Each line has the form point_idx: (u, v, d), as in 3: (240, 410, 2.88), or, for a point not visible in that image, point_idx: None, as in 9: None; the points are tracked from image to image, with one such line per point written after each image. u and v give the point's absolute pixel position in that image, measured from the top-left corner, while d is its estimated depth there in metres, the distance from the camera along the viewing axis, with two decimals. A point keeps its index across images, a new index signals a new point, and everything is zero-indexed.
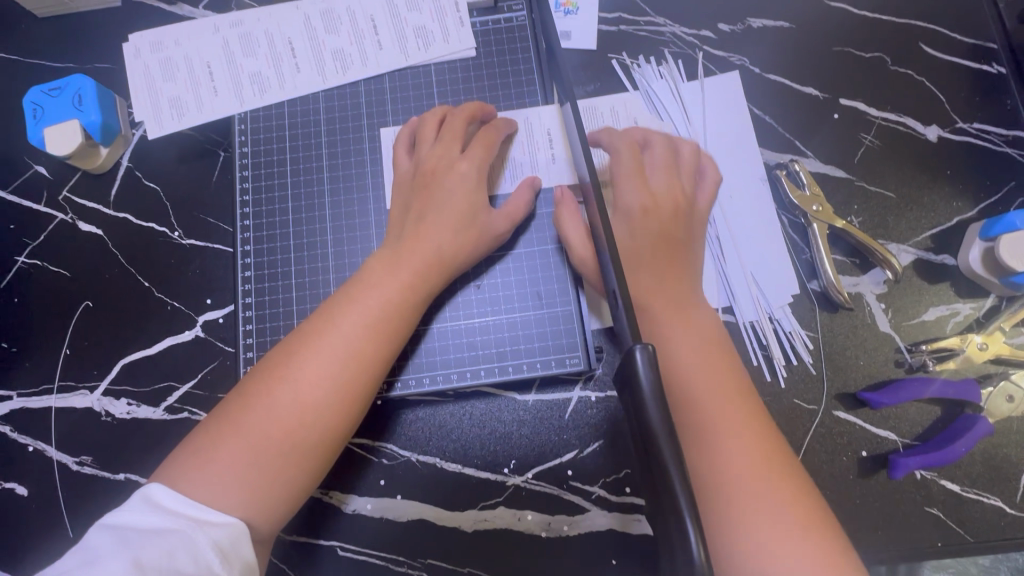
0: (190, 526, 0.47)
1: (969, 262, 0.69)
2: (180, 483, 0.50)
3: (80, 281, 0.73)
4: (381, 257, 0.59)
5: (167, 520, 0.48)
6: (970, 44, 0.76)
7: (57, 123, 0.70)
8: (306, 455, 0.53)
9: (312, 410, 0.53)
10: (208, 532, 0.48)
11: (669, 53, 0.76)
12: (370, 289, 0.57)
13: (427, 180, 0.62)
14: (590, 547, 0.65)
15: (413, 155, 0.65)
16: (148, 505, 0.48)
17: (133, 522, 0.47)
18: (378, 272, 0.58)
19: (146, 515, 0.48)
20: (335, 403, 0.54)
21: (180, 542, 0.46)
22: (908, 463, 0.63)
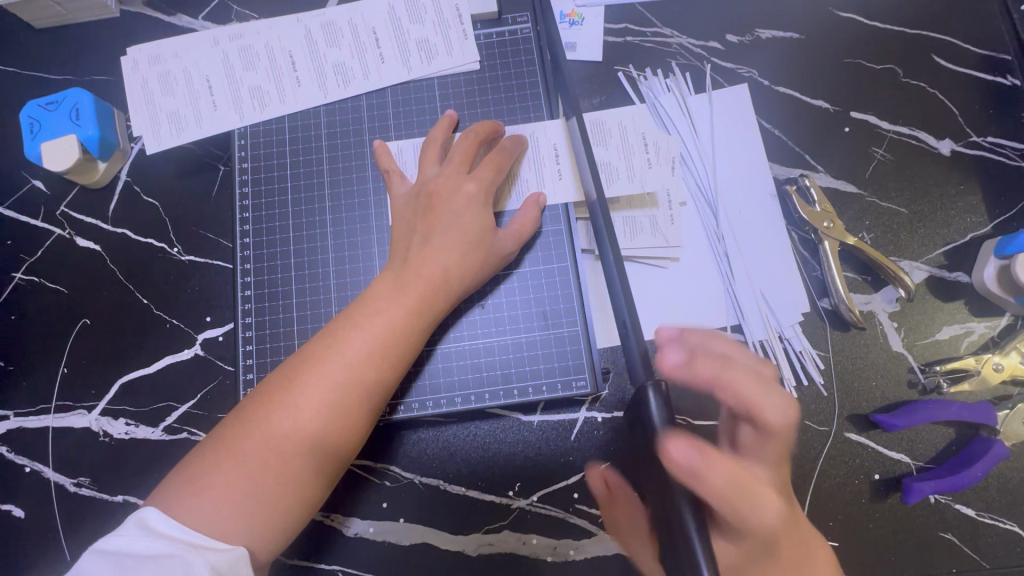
0: (187, 550, 0.46)
1: (984, 280, 0.67)
2: (177, 509, 0.49)
3: (78, 298, 0.72)
4: (385, 279, 0.58)
5: (165, 545, 0.46)
6: (983, 55, 0.74)
7: (54, 138, 0.69)
8: (305, 483, 0.52)
9: (312, 437, 0.52)
10: (205, 556, 0.46)
11: (677, 65, 0.75)
12: (374, 312, 0.56)
13: (432, 200, 0.60)
14: (597, 572, 0.64)
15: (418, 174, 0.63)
16: (145, 529, 0.47)
17: (129, 546, 0.46)
18: (382, 294, 0.57)
19: (142, 540, 0.47)
20: (337, 430, 0.53)
21: (177, 565, 0.45)
22: (922, 488, 0.62)
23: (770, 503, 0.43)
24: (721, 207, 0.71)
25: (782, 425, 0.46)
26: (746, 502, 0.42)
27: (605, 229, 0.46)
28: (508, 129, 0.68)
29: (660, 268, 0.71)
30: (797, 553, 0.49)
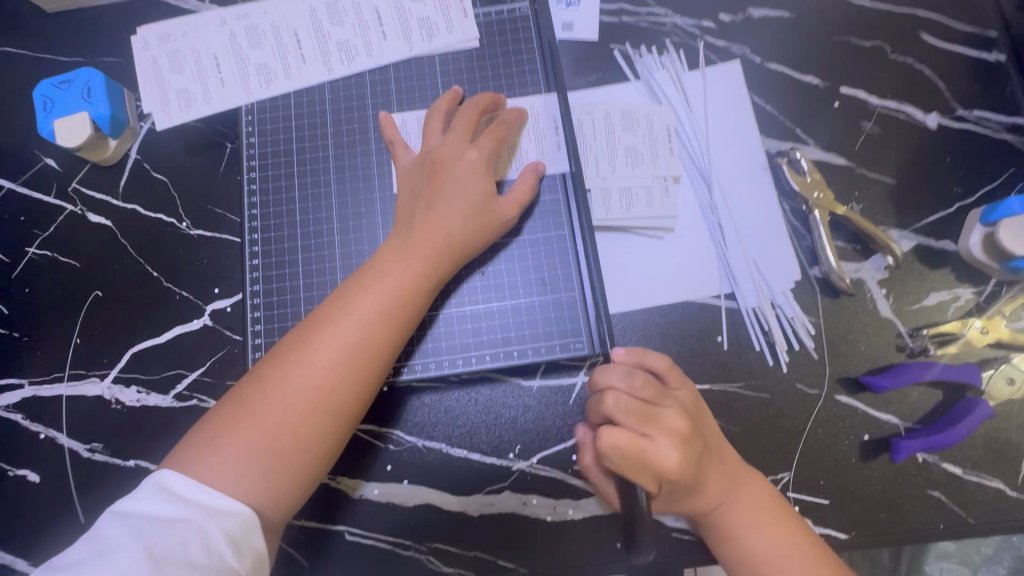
0: (202, 516, 0.48)
1: (970, 248, 0.69)
2: (197, 467, 0.51)
3: (90, 271, 0.74)
4: (391, 244, 0.60)
5: (179, 509, 0.48)
6: (970, 31, 0.76)
7: (66, 115, 0.71)
8: (320, 440, 0.54)
9: (326, 395, 0.54)
10: (219, 523, 0.48)
11: (671, 43, 0.77)
12: (382, 275, 0.58)
13: (436, 167, 0.62)
14: (595, 532, 0.66)
15: (422, 145, 0.65)
16: (161, 491, 0.49)
17: (147, 508, 0.48)
18: (390, 257, 0.59)
19: (159, 502, 0.48)
20: (348, 388, 0.55)
21: (191, 531, 0.47)
22: (910, 446, 0.64)
23: (676, 457, 0.51)
24: (714, 179, 0.73)
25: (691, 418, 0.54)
26: (658, 466, 0.51)
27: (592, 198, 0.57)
28: (508, 102, 0.70)
29: (656, 239, 0.73)
30: (737, 478, 0.57)
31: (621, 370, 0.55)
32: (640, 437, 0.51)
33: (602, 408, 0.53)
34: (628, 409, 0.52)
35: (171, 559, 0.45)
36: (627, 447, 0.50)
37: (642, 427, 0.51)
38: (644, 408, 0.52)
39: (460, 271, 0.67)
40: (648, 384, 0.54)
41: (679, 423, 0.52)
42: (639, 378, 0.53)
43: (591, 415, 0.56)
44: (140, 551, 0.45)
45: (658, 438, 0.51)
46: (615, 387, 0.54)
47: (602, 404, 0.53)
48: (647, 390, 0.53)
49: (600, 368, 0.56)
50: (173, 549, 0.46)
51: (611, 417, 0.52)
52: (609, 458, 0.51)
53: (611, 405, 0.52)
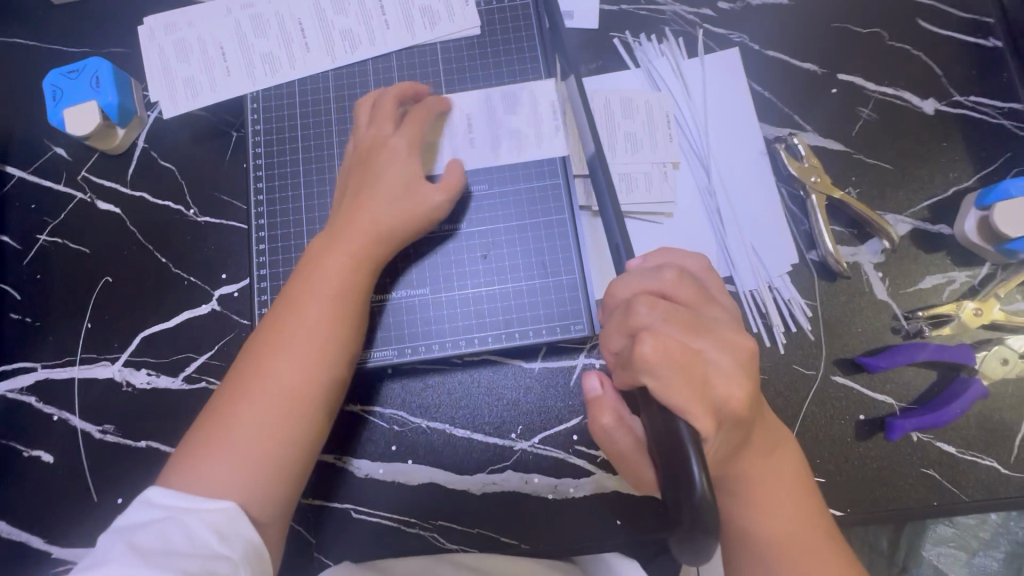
0: (181, 512, 0.49)
1: (965, 232, 0.70)
2: (178, 479, 0.52)
3: (100, 257, 0.75)
4: (322, 238, 0.62)
5: (163, 511, 0.49)
6: (967, 18, 0.77)
7: (76, 104, 0.72)
8: (301, 424, 0.55)
9: (297, 382, 0.55)
10: (200, 515, 0.49)
11: (670, 31, 0.78)
12: (317, 267, 0.59)
13: (364, 157, 0.64)
14: (596, 510, 0.67)
15: (353, 135, 0.67)
16: (142, 501, 0.50)
17: (128, 518, 0.49)
18: (322, 253, 0.60)
19: (140, 510, 0.49)
20: (313, 371, 0.56)
21: (177, 527, 0.48)
22: (904, 425, 0.65)
23: (738, 381, 0.44)
24: (713, 164, 0.74)
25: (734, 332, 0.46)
26: (716, 389, 0.43)
27: (605, 184, 0.57)
28: (509, 88, 0.70)
29: (655, 224, 0.74)
30: (768, 434, 0.52)
31: (649, 271, 0.48)
32: (690, 349, 0.43)
33: (638, 316, 0.44)
34: (669, 314, 0.44)
35: (156, 550, 0.46)
36: (675, 358, 0.42)
37: (686, 333, 0.44)
38: (683, 311, 0.45)
39: (447, 256, 0.68)
40: (686, 282, 0.47)
41: (737, 340, 0.45)
42: (672, 272, 0.47)
43: (612, 335, 0.47)
44: (125, 549, 0.46)
45: (712, 352, 0.44)
46: (644, 289, 0.47)
47: (635, 311, 0.44)
48: (686, 291, 0.46)
49: (621, 276, 0.49)
50: (156, 542, 0.47)
51: (648, 327, 0.44)
52: (657, 371, 0.41)
53: (645, 310, 0.44)
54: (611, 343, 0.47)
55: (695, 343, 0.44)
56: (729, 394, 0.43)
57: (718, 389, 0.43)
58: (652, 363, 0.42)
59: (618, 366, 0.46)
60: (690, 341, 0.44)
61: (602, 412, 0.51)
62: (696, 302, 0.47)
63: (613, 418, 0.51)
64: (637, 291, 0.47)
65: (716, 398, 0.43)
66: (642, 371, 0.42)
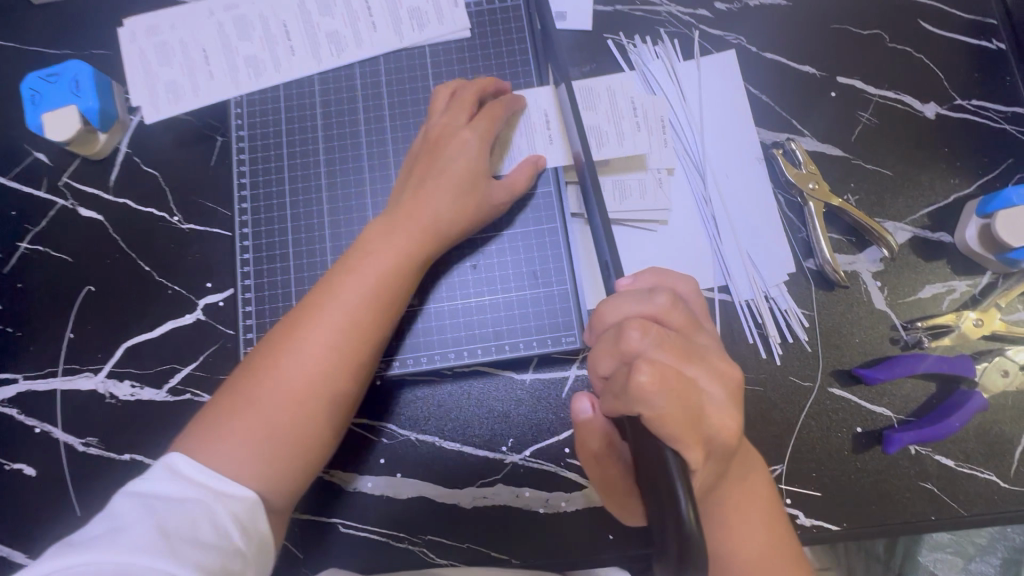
0: (213, 498, 0.48)
1: (966, 240, 0.69)
2: (201, 453, 0.50)
3: (82, 266, 0.74)
4: (378, 223, 0.60)
5: (190, 489, 0.48)
6: (969, 20, 0.75)
7: (55, 109, 0.70)
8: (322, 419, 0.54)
9: (326, 374, 0.54)
10: (229, 506, 0.48)
11: (666, 32, 0.76)
12: (370, 255, 0.58)
13: (432, 145, 0.62)
14: (587, 524, 0.66)
15: (425, 125, 0.65)
16: (171, 472, 0.48)
17: (156, 489, 0.47)
18: (376, 239, 0.58)
19: (169, 482, 0.48)
20: (345, 366, 0.55)
21: (201, 512, 0.47)
22: (903, 438, 0.64)
23: (730, 413, 0.43)
24: (709, 171, 0.72)
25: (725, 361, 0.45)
26: (708, 420, 0.42)
27: (594, 189, 0.54)
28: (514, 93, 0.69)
29: (649, 231, 0.72)
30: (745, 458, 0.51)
31: (641, 293, 0.46)
32: (684, 377, 0.42)
33: (629, 341, 0.43)
34: (661, 341, 0.43)
35: (183, 537, 0.45)
36: (672, 387, 0.40)
37: (679, 361, 0.42)
38: (676, 337, 0.43)
39: (434, 267, 0.66)
40: (679, 307, 0.45)
41: (727, 368, 0.45)
42: (666, 295, 0.45)
43: (602, 358, 0.45)
44: (153, 528, 0.44)
45: (705, 382, 0.43)
46: (633, 314, 0.45)
47: (628, 336, 0.43)
48: (678, 316, 0.45)
49: (611, 297, 0.47)
50: (184, 528, 0.45)
51: (640, 353, 0.42)
52: (651, 402, 0.39)
53: (637, 334, 0.42)
54: (602, 366, 0.45)
55: (688, 372, 0.42)
56: (722, 424, 0.43)
57: (710, 419, 0.42)
58: (647, 393, 0.39)
59: (607, 391, 0.44)
60: (684, 368, 0.42)
61: (589, 435, 0.49)
62: (690, 329, 0.45)
63: (600, 443, 0.48)
64: (628, 315, 0.45)
65: (708, 428, 0.42)
66: (632, 399, 0.40)
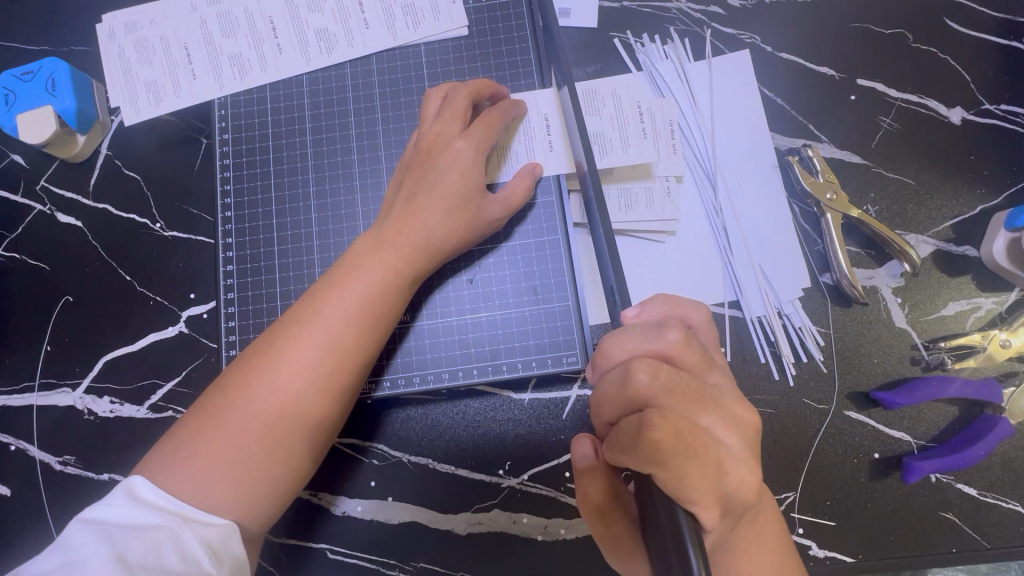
0: (178, 523, 0.45)
1: (993, 254, 0.65)
2: (165, 477, 0.47)
3: (61, 275, 0.70)
4: (366, 238, 0.56)
5: (153, 515, 0.45)
6: (999, 19, 0.71)
7: (30, 109, 0.67)
8: (295, 446, 0.51)
9: (300, 399, 0.50)
10: (196, 530, 0.45)
11: (675, 31, 0.72)
12: (353, 272, 0.54)
13: (424, 155, 0.58)
14: (588, 552, 0.63)
15: (416, 131, 0.61)
16: (132, 499, 0.45)
17: (116, 517, 0.44)
18: (362, 254, 0.55)
19: (129, 509, 0.45)
20: (321, 391, 0.51)
21: (165, 538, 0.43)
22: (923, 467, 0.60)
23: (749, 466, 0.40)
24: (720, 178, 0.68)
25: (744, 407, 0.42)
26: (727, 476, 0.39)
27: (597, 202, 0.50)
28: (512, 96, 0.65)
29: (656, 243, 0.68)
30: (767, 506, 0.46)
31: (650, 328, 0.43)
32: (697, 427, 0.39)
33: (638, 384, 0.39)
34: (673, 385, 0.40)
35: (145, 566, 0.42)
36: (688, 441, 0.37)
37: (691, 409, 0.39)
38: (690, 380, 0.40)
39: (427, 281, 0.63)
40: (693, 344, 0.42)
41: (742, 414, 0.41)
42: (678, 332, 0.42)
43: (608, 403, 0.42)
44: (111, 558, 0.41)
45: (720, 430, 0.40)
46: (641, 352, 0.42)
47: (636, 379, 0.39)
48: (691, 355, 0.42)
49: (617, 332, 0.44)
50: (146, 555, 0.42)
51: (651, 400, 0.39)
52: (662, 459, 0.36)
53: (646, 377, 0.39)
54: (608, 411, 0.43)
55: (702, 420, 0.40)
56: (742, 480, 0.39)
57: (730, 474, 0.39)
58: (661, 448, 0.36)
59: (613, 440, 0.41)
60: (699, 417, 0.39)
61: (591, 484, 0.47)
62: (703, 370, 0.42)
63: (602, 496, 0.47)
64: (636, 353, 0.43)
65: (728, 486, 0.39)
66: (642, 454, 0.37)
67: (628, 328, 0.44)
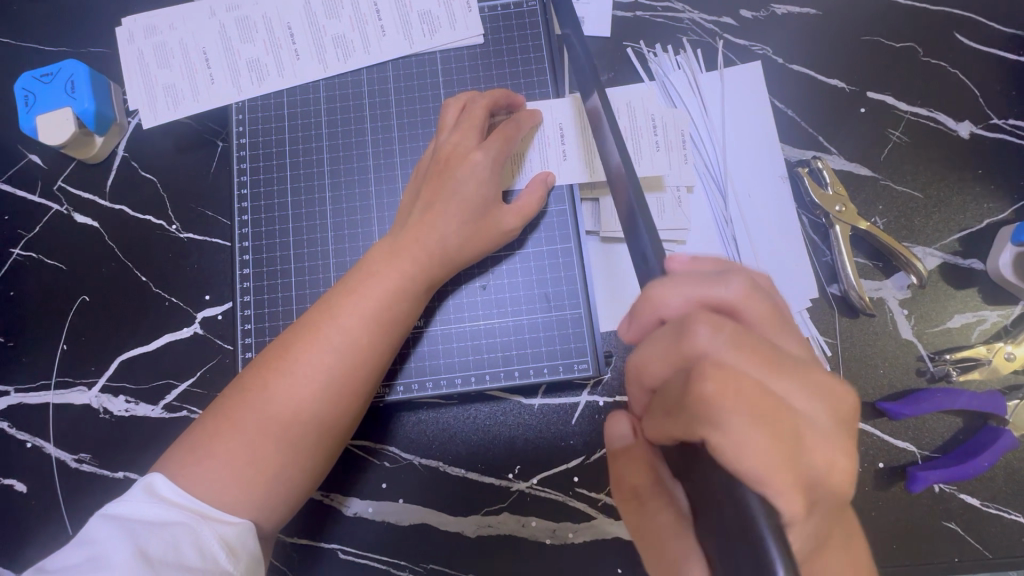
0: (197, 519, 0.46)
1: (1000, 267, 0.65)
2: (185, 475, 0.48)
3: (77, 275, 0.71)
4: (382, 245, 0.57)
5: (173, 512, 0.46)
6: (1008, 34, 0.71)
7: (49, 110, 0.67)
8: (308, 449, 0.51)
9: (314, 401, 0.51)
10: (214, 527, 0.46)
11: (688, 41, 0.72)
12: (371, 278, 0.55)
13: (442, 166, 0.58)
14: (596, 556, 0.64)
15: (434, 141, 0.62)
16: (152, 496, 0.46)
17: (137, 513, 0.45)
18: (379, 260, 0.56)
19: (149, 506, 0.46)
20: (337, 394, 0.52)
21: (185, 535, 0.44)
22: (928, 477, 0.61)
23: (831, 442, 0.37)
24: (730, 188, 0.69)
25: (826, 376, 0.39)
26: (807, 450, 0.36)
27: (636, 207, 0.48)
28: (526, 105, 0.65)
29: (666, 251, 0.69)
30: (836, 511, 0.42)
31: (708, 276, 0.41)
32: (766, 390, 0.36)
33: (696, 338, 0.37)
34: (737, 339, 0.37)
35: (165, 560, 0.42)
36: (752, 406, 0.35)
37: (761, 369, 0.36)
38: (755, 338, 0.38)
39: (441, 287, 0.63)
40: (755, 299, 0.40)
41: (825, 383, 0.38)
42: (741, 283, 0.40)
43: (651, 364, 0.40)
44: (131, 551, 0.42)
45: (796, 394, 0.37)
46: (697, 305, 0.40)
47: (695, 331, 0.37)
48: (753, 309, 0.40)
49: (666, 279, 0.41)
50: (166, 551, 0.43)
51: (709, 352, 0.37)
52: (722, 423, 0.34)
53: (703, 329, 0.37)
54: (651, 376, 0.41)
55: (773, 383, 0.37)
56: (822, 458, 0.36)
57: (809, 451, 0.36)
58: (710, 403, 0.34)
59: (659, 406, 0.39)
60: (768, 379, 0.36)
61: (631, 462, 0.47)
62: (772, 331, 0.40)
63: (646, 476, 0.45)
64: (693, 300, 0.40)
65: (808, 460, 0.36)
66: (697, 416, 0.35)
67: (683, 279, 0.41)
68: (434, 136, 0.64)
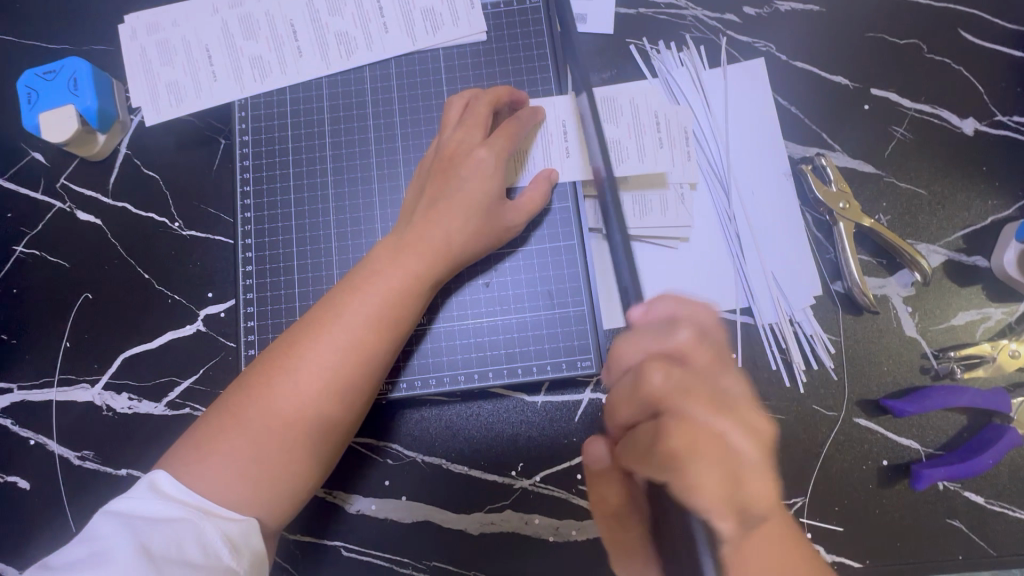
0: (200, 517, 0.46)
1: (1004, 265, 0.65)
2: (189, 472, 0.48)
3: (80, 272, 0.71)
4: (387, 243, 0.57)
5: (176, 509, 0.46)
6: (1013, 31, 0.71)
7: (52, 108, 0.67)
8: (311, 447, 0.51)
9: (318, 400, 0.51)
10: (217, 524, 0.46)
11: (691, 38, 0.72)
12: (376, 276, 0.55)
13: (446, 163, 0.59)
14: (599, 553, 0.64)
15: (437, 139, 0.62)
16: (156, 492, 0.46)
17: (141, 509, 0.45)
18: (383, 258, 0.56)
19: (152, 502, 0.46)
20: (341, 393, 0.52)
21: (188, 532, 0.44)
22: (932, 475, 0.61)
23: (764, 475, 0.43)
24: (733, 186, 0.69)
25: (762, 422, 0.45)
26: (744, 483, 0.42)
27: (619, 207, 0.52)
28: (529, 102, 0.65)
29: (669, 249, 0.69)
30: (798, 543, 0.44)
31: (660, 327, 0.49)
32: (712, 432, 0.43)
33: (651, 382, 0.45)
34: (684, 385, 0.44)
35: (169, 558, 0.43)
36: (705, 449, 0.42)
37: (705, 409, 0.44)
38: (699, 381, 0.45)
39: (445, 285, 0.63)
40: (703, 347, 0.47)
41: (759, 423, 0.45)
42: (689, 332, 0.47)
43: (623, 407, 0.47)
44: (136, 550, 0.42)
45: (730, 428, 0.43)
46: (653, 353, 0.47)
47: (650, 378, 0.45)
48: (701, 355, 0.46)
49: (628, 336, 0.50)
50: (170, 549, 0.43)
51: (663, 396, 0.44)
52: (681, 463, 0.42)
53: (658, 377, 0.45)
54: (623, 417, 0.48)
55: (717, 423, 0.43)
56: (758, 490, 0.43)
57: (747, 483, 0.43)
58: (667, 443, 0.43)
59: (631, 446, 0.47)
60: (712, 420, 0.43)
61: (608, 483, 0.54)
62: (717, 368, 0.46)
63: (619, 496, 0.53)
64: (651, 351, 0.48)
65: (745, 492, 0.43)
66: (656, 456, 0.43)
67: (641, 334, 0.49)
68: (438, 134, 0.64)
